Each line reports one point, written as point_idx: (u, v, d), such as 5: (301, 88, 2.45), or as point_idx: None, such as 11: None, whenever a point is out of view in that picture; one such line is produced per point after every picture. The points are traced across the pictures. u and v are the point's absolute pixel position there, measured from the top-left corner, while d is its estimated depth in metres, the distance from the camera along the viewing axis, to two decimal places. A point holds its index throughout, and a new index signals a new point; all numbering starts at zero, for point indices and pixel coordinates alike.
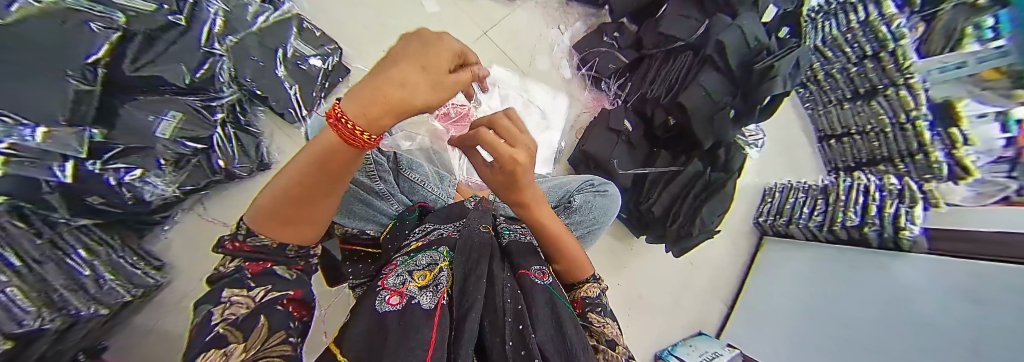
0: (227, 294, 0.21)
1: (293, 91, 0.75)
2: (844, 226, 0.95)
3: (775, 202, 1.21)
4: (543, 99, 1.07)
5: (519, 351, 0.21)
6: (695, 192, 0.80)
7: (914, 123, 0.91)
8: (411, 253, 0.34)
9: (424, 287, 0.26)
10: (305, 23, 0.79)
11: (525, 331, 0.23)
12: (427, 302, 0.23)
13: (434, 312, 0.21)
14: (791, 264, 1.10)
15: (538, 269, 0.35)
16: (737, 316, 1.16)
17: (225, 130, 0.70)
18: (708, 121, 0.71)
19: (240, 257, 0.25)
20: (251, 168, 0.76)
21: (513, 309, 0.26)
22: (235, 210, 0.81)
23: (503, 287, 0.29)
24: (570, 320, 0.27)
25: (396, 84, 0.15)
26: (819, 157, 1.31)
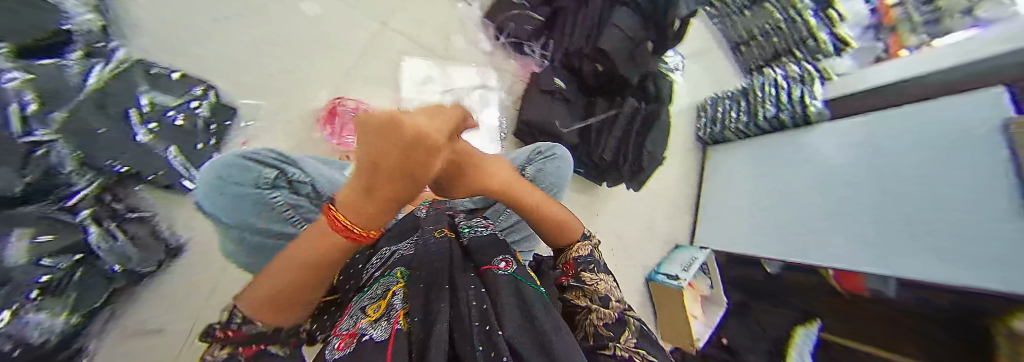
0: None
1: (176, 158, 0.64)
2: (766, 118, 1.08)
3: (709, 114, 1.30)
4: (470, 78, 1.02)
5: (490, 353, 0.20)
6: (637, 127, 0.84)
7: (801, 15, 1.08)
8: (364, 288, 0.31)
9: (377, 320, 0.24)
10: (154, 67, 0.63)
11: (492, 330, 0.22)
12: (380, 333, 0.20)
13: (386, 341, 0.18)
14: (735, 166, 1.24)
15: (501, 262, 0.36)
16: (703, 224, 1.30)
17: (104, 226, 0.55)
18: (632, 62, 0.75)
19: (229, 343, 0.18)
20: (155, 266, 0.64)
21: (479, 310, 0.26)
22: (169, 305, 0.70)
23: (467, 292, 0.28)
24: (542, 309, 0.26)
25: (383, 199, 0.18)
26: (736, 64, 1.40)
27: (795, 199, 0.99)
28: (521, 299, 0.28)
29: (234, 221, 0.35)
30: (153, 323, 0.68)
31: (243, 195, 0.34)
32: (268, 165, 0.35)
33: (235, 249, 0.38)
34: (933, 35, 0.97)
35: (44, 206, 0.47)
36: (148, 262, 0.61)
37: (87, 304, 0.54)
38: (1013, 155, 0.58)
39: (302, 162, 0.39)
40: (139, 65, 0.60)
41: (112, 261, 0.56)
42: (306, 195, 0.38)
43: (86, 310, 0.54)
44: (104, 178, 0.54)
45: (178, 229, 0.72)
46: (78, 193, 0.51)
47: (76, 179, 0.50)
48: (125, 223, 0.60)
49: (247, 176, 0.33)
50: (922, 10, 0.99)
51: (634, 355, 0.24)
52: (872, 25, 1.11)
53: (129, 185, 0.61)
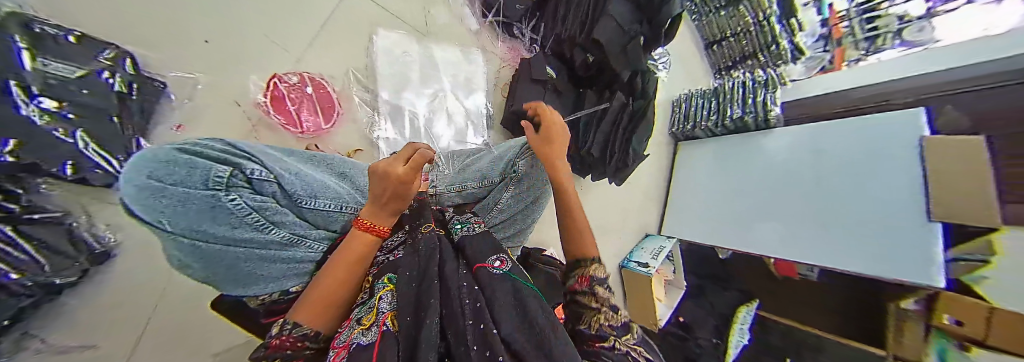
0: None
1: (87, 145, 0.49)
2: (732, 118, 1.15)
3: (682, 111, 1.36)
4: (453, 57, 0.97)
5: (485, 352, 0.21)
6: (624, 124, 0.84)
7: (767, 20, 1.14)
8: (362, 300, 0.33)
9: (369, 327, 0.26)
10: (38, 26, 0.46)
11: (487, 328, 0.23)
12: (367, 337, 0.24)
13: (371, 343, 0.22)
14: (699, 161, 1.32)
15: (495, 260, 0.35)
16: (670, 214, 1.39)
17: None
18: (621, 52, 0.74)
19: (271, 355, 0.24)
20: (76, 276, 0.52)
21: (473, 307, 0.27)
22: (101, 321, 0.60)
23: (459, 293, 0.29)
24: (535, 302, 0.27)
25: (386, 203, 0.34)
26: (707, 64, 1.49)
27: (751, 197, 1.10)
28: (517, 299, 0.28)
29: (178, 228, 0.26)
30: (83, 343, 0.59)
31: (187, 200, 0.26)
32: (221, 162, 0.28)
33: (179, 259, 0.31)
34: (867, 51, 1.11)
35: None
36: (68, 269, 0.50)
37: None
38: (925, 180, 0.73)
39: (264, 156, 0.33)
40: (14, 22, 0.43)
41: (9, 269, 0.41)
42: (271, 194, 0.33)
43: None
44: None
45: (100, 231, 0.58)
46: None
47: None
48: (24, 226, 0.44)
49: (195, 176, 0.25)
50: (864, 26, 1.10)
51: (632, 353, 0.23)
52: (822, 36, 1.20)
53: (29, 183, 0.47)
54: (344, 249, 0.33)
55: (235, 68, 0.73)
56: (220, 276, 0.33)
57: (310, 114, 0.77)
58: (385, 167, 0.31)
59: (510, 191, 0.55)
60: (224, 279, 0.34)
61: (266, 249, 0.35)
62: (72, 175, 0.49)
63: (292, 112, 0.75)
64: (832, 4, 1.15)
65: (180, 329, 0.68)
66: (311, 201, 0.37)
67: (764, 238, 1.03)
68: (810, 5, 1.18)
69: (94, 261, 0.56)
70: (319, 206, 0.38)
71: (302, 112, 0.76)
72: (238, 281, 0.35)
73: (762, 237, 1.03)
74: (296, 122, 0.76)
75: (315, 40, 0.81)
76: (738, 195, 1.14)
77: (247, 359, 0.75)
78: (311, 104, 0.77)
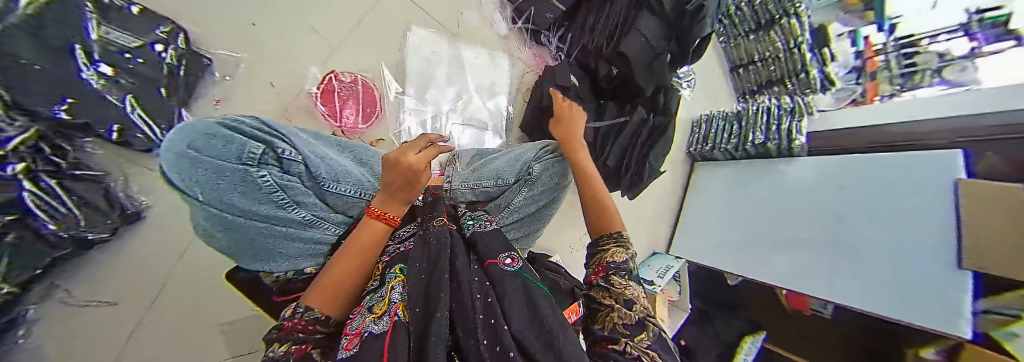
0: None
1: (134, 111, 0.53)
2: (754, 143, 1.13)
3: (701, 132, 1.34)
4: (480, 59, 1.00)
5: (495, 348, 0.22)
6: (643, 139, 0.84)
7: (799, 47, 1.11)
8: (374, 287, 0.34)
9: (381, 315, 0.26)
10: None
11: (497, 324, 0.24)
12: (380, 325, 0.24)
13: (384, 330, 0.23)
14: (716, 184, 1.29)
15: (506, 257, 0.36)
16: (680, 234, 1.36)
17: (41, 181, 0.43)
18: (647, 65, 0.74)
19: (284, 336, 0.25)
20: (110, 231, 0.56)
21: (483, 302, 0.27)
22: (119, 281, 0.63)
23: (469, 287, 0.30)
24: (545, 302, 0.28)
25: (398, 192, 0.36)
26: (731, 87, 1.48)
27: (766, 226, 1.08)
28: (528, 297, 0.28)
29: (208, 198, 0.27)
30: (104, 298, 0.62)
31: (220, 173, 0.27)
32: (256, 139, 0.29)
33: (207, 227, 0.32)
34: (902, 87, 1.08)
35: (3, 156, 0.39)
36: (101, 225, 0.54)
37: (22, 272, 0.45)
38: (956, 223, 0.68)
39: (294, 138, 0.34)
40: None
41: (49, 218, 0.44)
42: (297, 175, 0.34)
43: (19, 279, 0.45)
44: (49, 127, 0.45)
45: (134, 193, 0.63)
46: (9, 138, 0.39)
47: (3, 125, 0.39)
48: (67, 180, 0.47)
49: (231, 150, 0.27)
50: (900, 61, 1.08)
51: (642, 356, 0.26)
52: (856, 68, 1.18)
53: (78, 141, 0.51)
54: (355, 236, 0.34)
55: (270, 57, 0.75)
56: (242, 247, 0.35)
57: (353, 111, 0.82)
58: (397, 154, 0.35)
59: (524, 193, 0.56)
60: (245, 250, 0.35)
61: (286, 226, 0.36)
62: (117, 137, 0.53)
63: (339, 110, 0.80)
64: (868, 36, 1.14)
65: (191, 296, 0.70)
66: (335, 186, 0.38)
67: (778, 269, 1.00)
68: (845, 35, 1.18)
69: (126, 219, 0.60)
70: (342, 191, 0.39)
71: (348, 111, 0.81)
72: (258, 254, 0.36)
73: (775, 267, 1.00)
74: (340, 118, 0.80)
75: (351, 30, 0.84)
76: (752, 223, 1.12)
77: (252, 336, 0.75)
78: (357, 104, 0.82)
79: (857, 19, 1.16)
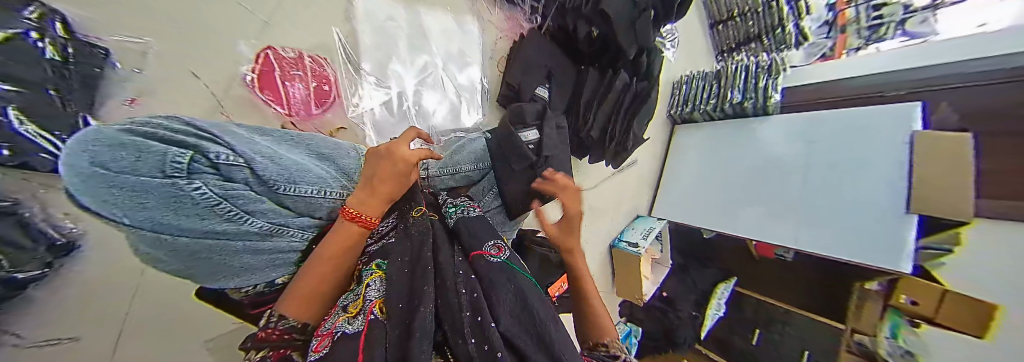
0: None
1: (22, 125, 0.42)
2: (732, 103, 1.14)
3: (682, 93, 1.33)
4: (446, 27, 0.91)
5: (484, 347, 0.24)
6: (625, 107, 0.82)
7: (777, 1, 1.13)
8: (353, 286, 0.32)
9: (357, 314, 0.25)
10: None
11: (484, 322, 0.25)
12: (354, 325, 0.24)
13: (359, 333, 0.23)
14: (693, 146, 1.31)
15: (493, 246, 0.35)
16: (662, 196, 1.37)
17: None
18: (630, 27, 0.71)
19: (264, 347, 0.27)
20: (34, 270, 0.48)
21: (470, 299, 0.27)
22: (73, 315, 0.58)
23: (455, 283, 0.29)
24: (535, 294, 0.29)
25: (381, 186, 0.32)
26: (710, 41, 1.40)
27: (739, 186, 1.13)
28: (518, 290, 0.29)
29: (137, 221, 0.23)
30: (58, 335, 0.57)
31: (143, 191, 0.22)
32: (179, 144, 0.24)
33: (146, 252, 0.28)
34: (868, 39, 1.08)
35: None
36: (26, 264, 0.47)
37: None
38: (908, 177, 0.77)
39: (233, 139, 0.29)
40: None
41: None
42: (243, 182, 0.29)
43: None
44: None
45: (59, 222, 0.53)
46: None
47: None
48: None
49: (149, 162, 0.21)
50: (868, 14, 1.07)
51: None
52: (828, 22, 1.17)
53: None
54: (329, 240, 0.30)
55: (215, 31, 0.67)
56: (194, 269, 0.31)
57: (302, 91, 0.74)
58: (390, 146, 0.33)
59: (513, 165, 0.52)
60: (198, 271, 0.31)
61: (244, 239, 0.32)
62: (10, 157, 0.42)
63: (287, 92, 0.73)
64: None
65: (167, 320, 0.66)
66: (292, 188, 0.34)
67: (750, 225, 1.06)
68: None
69: (57, 252, 0.52)
70: (301, 193, 0.35)
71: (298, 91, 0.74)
72: (215, 273, 0.32)
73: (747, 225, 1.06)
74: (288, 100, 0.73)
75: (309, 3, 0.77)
76: (727, 181, 1.17)
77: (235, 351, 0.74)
78: (309, 84, 0.75)
79: None
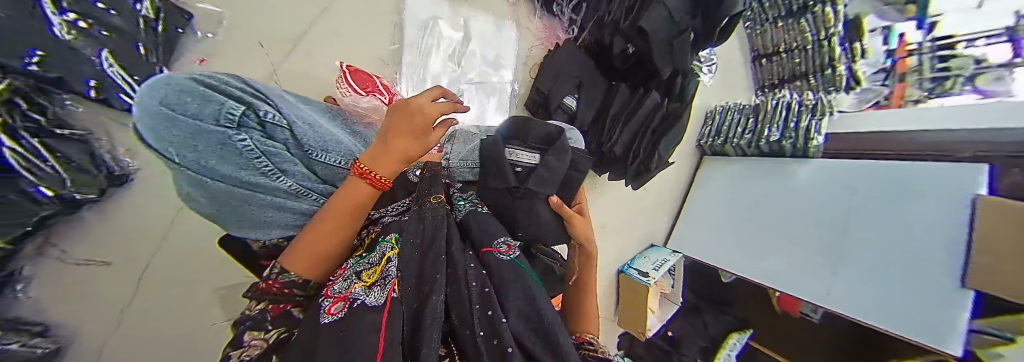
0: (247, 338, 0.24)
1: (110, 66, 0.50)
2: (768, 140, 1.08)
3: (715, 124, 1.30)
4: (486, 29, 0.95)
5: (492, 341, 0.24)
6: (654, 126, 0.81)
7: (829, 39, 1.07)
8: (360, 255, 0.32)
9: (372, 284, 0.25)
10: None
11: (493, 316, 0.25)
12: (375, 298, 0.23)
13: (380, 306, 0.22)
14: (722, 179, 1.26)
15: (503, 244, 0.35)
16: (681, 226, 1.32)
17: (21, 141, 0.42)
18: (667, 47, 0.70)
19: (265, 299, 0.27)
20: (89, 196, 0.55)
21: (479, 293, 0.28)
22: (118, 241, 0.67)
23: (465, 273, 0.29)
24: (544, 298, 0.30)
25: (394, 145, 0.32)
26: (751, 77, 1.39)
27: (762, 228, 1.06)
28: (527, 294, 0.29)
29: (185, 161, 0.24)
30: (94, 258, 0.64)
31: (197, 134, 0.24)
32: (234, 99, 0.26)
33: (190, 192, 0.31)
34: (931, 92, 1.01)
35: (20, 123, 0.42)
36: (88, 187, 0.54)
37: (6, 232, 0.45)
38: (967, 249, 0.65)
39: (279, 101, 0.32)
40: None
41: (38, 181, 0.44)
42: (282, 141, 0.31)
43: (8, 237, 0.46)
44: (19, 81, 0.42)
45: (121, 156, 0.63)
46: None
47: None
48: (49, 139, 0.46)
49: (208, 109, 0.24)
50: (934, 65, 1.01)
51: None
52: (885, 69, 1.12)
53: (55, 97, 0.49)
54: (338, 196, 0.30)
55: (267, 13, 0.73)
56: (226, 214, 0.33)
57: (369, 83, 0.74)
58: (406, 101, 0.32)
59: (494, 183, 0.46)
60: (227, 217, 0.33)
61: (272, 194, 0.34)
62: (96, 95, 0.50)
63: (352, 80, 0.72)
64: (905, 33, 1.08)
65: (190, 258, 0.74)
66: (323, 156, 0.35)
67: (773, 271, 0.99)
68: (878, 31, 1.11)
69: (114, 181, 0.61)
70: (330, 162, 0.36)
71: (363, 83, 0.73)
72: (242, 223, 0.35)
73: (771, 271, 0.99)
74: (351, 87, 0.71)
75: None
76: (751, 221, 1.10)
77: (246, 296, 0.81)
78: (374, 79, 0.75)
79: (895, 12, 1.10)
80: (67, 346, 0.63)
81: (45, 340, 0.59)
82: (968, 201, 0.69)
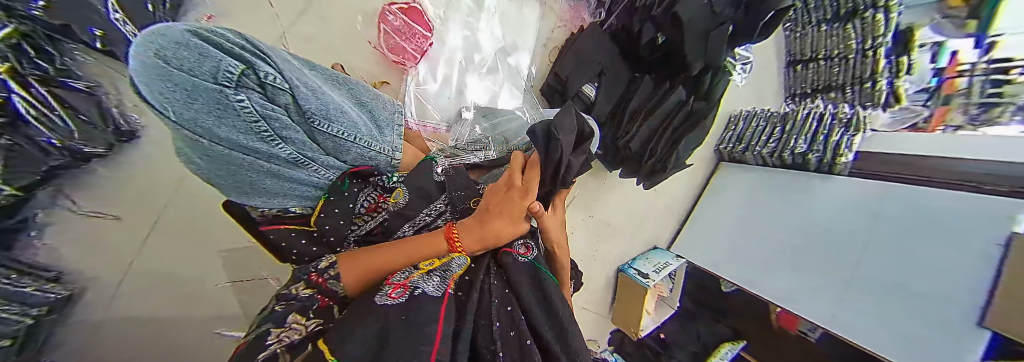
0: (290, 320, 0.27)
1: (116, 12, 0.55)
2: (794, 152, 1.03)
3: (737, 130, 1.25)
4: (508, 6, 0.90)
5: (510, 332, 0.27)
6: (675, 124, 0.78)
7: (875, 50, 0.99)
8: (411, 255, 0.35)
9: (429, 272, 0.32)
10: None
11: (513, 313, 0.29)
12: (433, 289, 0.27)
13: (440, 297, 0.26)
14: (737, 189, 1.23)
15: (522, 246, 0.41)
16: (687, 232, 1.30)
17: (33, 90, 0.47)
18: (702, 38, 0.66)
19: (314, 288, 0.31)
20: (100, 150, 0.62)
21: (501, 292, 0.32)
22: (124, 198, 0.72)
23: (491, 278, 0.34)
24: (557, 296, 0.34)
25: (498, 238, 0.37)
26: (782, 83, 1.32)
27: (776, 244, 1.01)
28: (541, 288, 0.34)
29: (182, 120, 0.22)
30: (107, 211, 0.70)
31: (194, 92, 0.22)
32: (233, 56, 0.24)
33: (186, 153, 0.29)
34: (974, 119, 0.93)
35: (28, 70, 0.47)
36: (94, 141, 0.60)
37: (21, 177, 0.50)
38: (996, 273, 0.57)
39: (279, 62, 0.29)
40: None
41: (49, 131, 0.51)
42: (283, 106, 0.29)
43: (20, 183, 0.50)
44: (29, 26, 0.48)
45: (127, 111, 0.68)
46: None
47: None
48: (59, 89, 0.52)
49: (204, 65, 0.21)
50: (985, 89, 0.92)
51: None
52: (927, 89, 1.04)
53: (64, 47, 0.55)
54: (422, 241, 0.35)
55: None
56: (223, 179, 0.32)
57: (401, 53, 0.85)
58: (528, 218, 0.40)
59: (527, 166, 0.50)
60: (223, 181, 0.32)
61: (271, 161, 0.32)
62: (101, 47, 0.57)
63: (392, 47, 0.85)
64: (957, 52, 0.99)
65: (200, 212, 0.77)
66: (326, 125, 0.33)
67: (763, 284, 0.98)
68: (928, 47, 1.03)
69: (121, 137, 0.67)
70: (333, 132, 0.34)
71: (396, 53, 0.85)
72: (238, 187, 0.33)
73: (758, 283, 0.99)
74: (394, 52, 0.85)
75: None
76: (760, 234, 1.07)
77: (251, 261, 0.83)
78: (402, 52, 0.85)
79: (952, 27, 1.02)
80: (83, 293, 0.68)
81: (61, 286, 0.64)
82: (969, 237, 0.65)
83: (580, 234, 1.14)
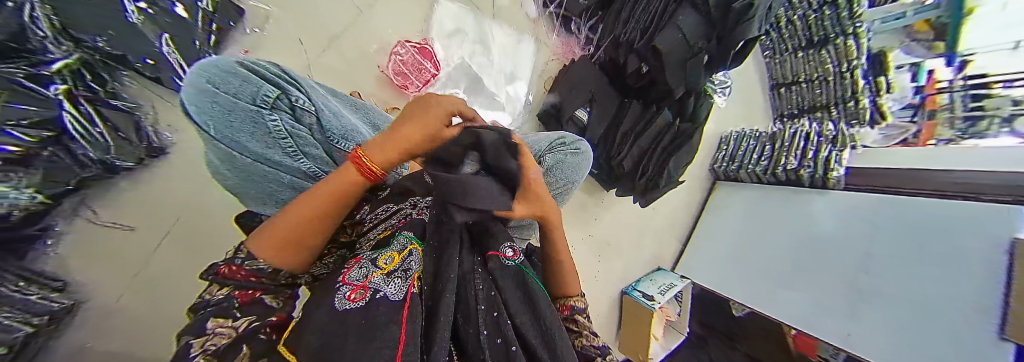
0: (212, 325, 0.21)
1: (168, 48, 0.61)
2: (785, 169, 1.06)
3: (729, 149, 1.29)
4: (508, 41, 1.01)
5: (497, 340, 0.25)
6: (664, 144, 0.84)
7: (852, 72, 1.06)
8: (374, 249, 0.29)
9: (390, 274, 0.25)
10: None
11: (499, 318, 0.27)
12: (395, 292, 0.22)
13: (401, 304, 0.21)
14: (735, 207, 1.23)
15: (509, 249, 0.35)
16: (690, 252, 1.29)
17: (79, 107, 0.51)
18: (682, 67, 0.71)
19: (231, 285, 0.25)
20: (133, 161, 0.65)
21: (486, 295, 0.29)
22: (145, 210, 0.73)
23: (474, 277, 0.31)
24: (547, 307, 0.31)
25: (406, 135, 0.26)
26: (769, 105, 1.39)
27: (779, 260, 0.99)
28: (526, 293, 0.32)
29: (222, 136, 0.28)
30: (120, 223, 0.70)
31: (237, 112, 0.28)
32: (271, 84, 0.30)
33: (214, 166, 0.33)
34: (963, 132, 0.96)
35: (81, 91, 0.52)
36: (127, 155, 0.63)
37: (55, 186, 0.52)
38: (1009, 277, 0.57)
39: (310, 90, 0.35)
40: None
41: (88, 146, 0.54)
42: (308, 126, 0.34)
43: (51, 192, 0.51)
44: (87, 54, 0.53)
45: (160, 129, 0.72)
46: (54, 60, 0.48)
47: (51, 47, 0.47)
48: (101, 106, 0.56)
49: (246, 90, 0.28)
50: (966, 103, 0.97)
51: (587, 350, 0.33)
52: (914, 105, 1.10)
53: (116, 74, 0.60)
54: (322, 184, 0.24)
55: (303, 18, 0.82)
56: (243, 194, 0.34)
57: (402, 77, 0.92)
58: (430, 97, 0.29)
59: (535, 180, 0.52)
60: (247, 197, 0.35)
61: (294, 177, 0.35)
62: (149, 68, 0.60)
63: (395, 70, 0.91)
64: (933, 71, 1.06)
65: (209, 223, 0.79)
66: (343, 144, 0.36)
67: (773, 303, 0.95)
68: (905, 68, 1.10)
69: (150, 153, 0.69)
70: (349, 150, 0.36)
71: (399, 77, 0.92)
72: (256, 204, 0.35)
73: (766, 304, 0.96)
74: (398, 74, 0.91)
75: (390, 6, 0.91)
76: (764, 251, 1.05)
77: None
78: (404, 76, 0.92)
79: (923, 48, 1.07)
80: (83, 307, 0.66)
81: (64, 296, 0.61)
82: (975, 243, 0.65)
83: (583, 254, 1.13)
